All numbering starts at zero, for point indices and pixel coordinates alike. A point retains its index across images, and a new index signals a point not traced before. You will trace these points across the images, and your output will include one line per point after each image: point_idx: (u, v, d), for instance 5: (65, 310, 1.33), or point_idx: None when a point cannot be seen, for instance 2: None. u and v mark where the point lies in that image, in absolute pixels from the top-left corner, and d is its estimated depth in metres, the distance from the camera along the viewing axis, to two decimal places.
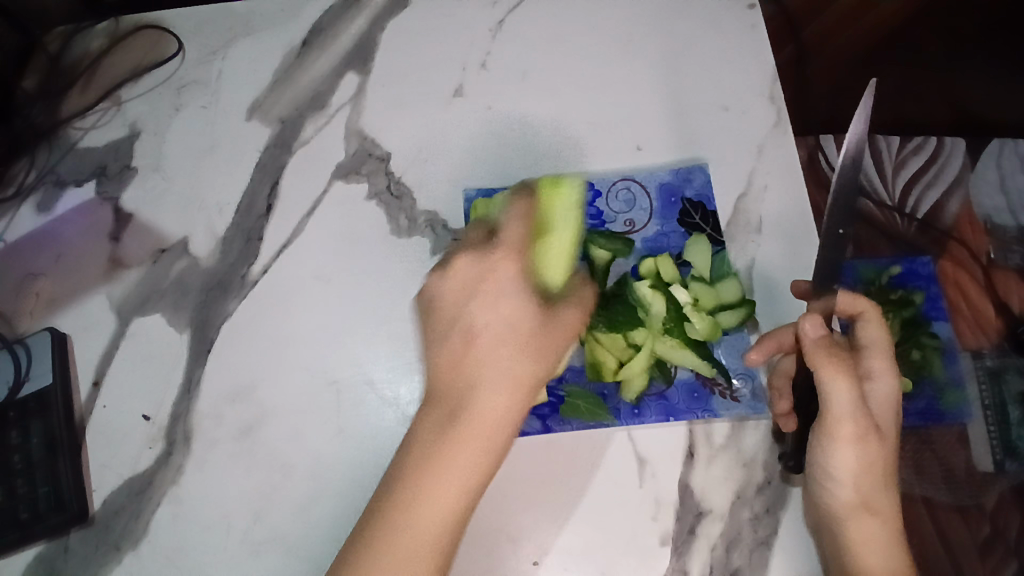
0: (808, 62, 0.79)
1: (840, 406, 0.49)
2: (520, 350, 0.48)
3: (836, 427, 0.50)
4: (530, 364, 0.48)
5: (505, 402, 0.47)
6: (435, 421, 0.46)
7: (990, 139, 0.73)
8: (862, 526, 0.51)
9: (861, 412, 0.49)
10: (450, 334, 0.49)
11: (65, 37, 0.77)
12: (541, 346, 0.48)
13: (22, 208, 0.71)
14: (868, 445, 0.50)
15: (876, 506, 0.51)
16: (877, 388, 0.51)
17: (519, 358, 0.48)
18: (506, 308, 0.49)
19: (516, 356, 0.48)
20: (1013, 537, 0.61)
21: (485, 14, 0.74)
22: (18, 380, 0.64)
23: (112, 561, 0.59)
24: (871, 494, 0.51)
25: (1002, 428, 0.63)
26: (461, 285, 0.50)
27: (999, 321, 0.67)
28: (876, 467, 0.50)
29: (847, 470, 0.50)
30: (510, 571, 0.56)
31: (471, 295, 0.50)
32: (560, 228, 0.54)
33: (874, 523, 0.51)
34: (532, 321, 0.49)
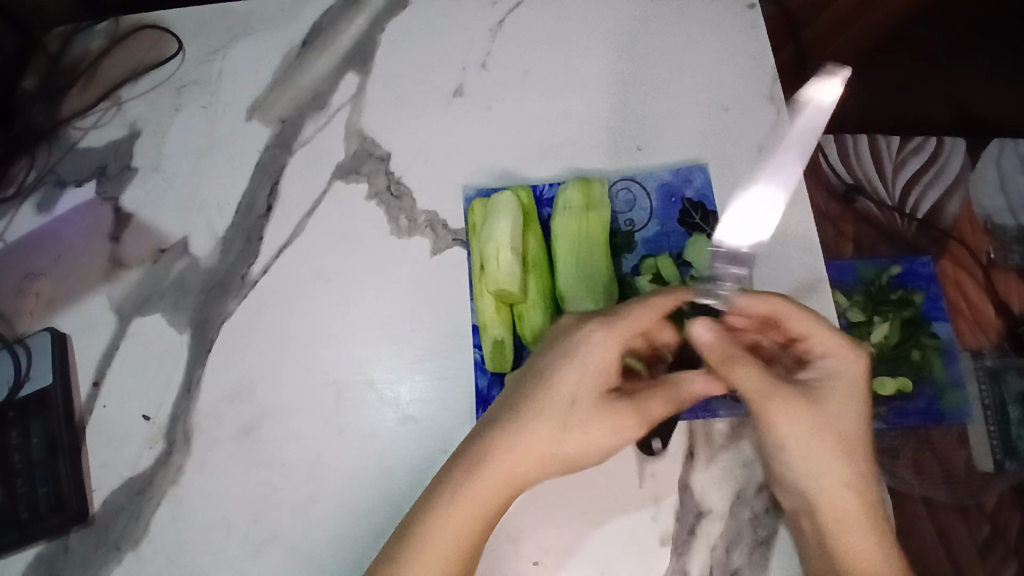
0: (812, 58, 0.78)
1: (749, 390, 0.52)
2: (663, 395, 0.52)
3: (761, 410, 0.52)
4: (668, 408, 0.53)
5: (635, 430, 0.52)
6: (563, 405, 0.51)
7: (991, 139, 0.74)
8: (863, 548, 0.50)
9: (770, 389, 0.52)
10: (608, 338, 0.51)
11: (66, 38, 0.77)
12: (684, 399, 0.53)
13: (22, 208, 0.71)
14: (844, 442, 0.52)
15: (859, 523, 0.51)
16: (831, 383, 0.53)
17: (670, 394, 0.53)
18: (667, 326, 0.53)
19: (652, 402, 0.52)
20: (1012, 536, 0.61)
21: (485, 14, 0.74)
22: (18, 380, 0.64)
23: (112, 561, 0.59)
24: (856, 498, 0.51)
25: (1002, 428, 0.63)
26: (637, 314, 0.51)
27: (999, 321, 0.67)
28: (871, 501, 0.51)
29: (822, 469, 0.52)
30: (509, 571, 0.56)
31: (642, 326, 0.52)
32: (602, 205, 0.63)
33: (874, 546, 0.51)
34: (674, 376, 0.53)
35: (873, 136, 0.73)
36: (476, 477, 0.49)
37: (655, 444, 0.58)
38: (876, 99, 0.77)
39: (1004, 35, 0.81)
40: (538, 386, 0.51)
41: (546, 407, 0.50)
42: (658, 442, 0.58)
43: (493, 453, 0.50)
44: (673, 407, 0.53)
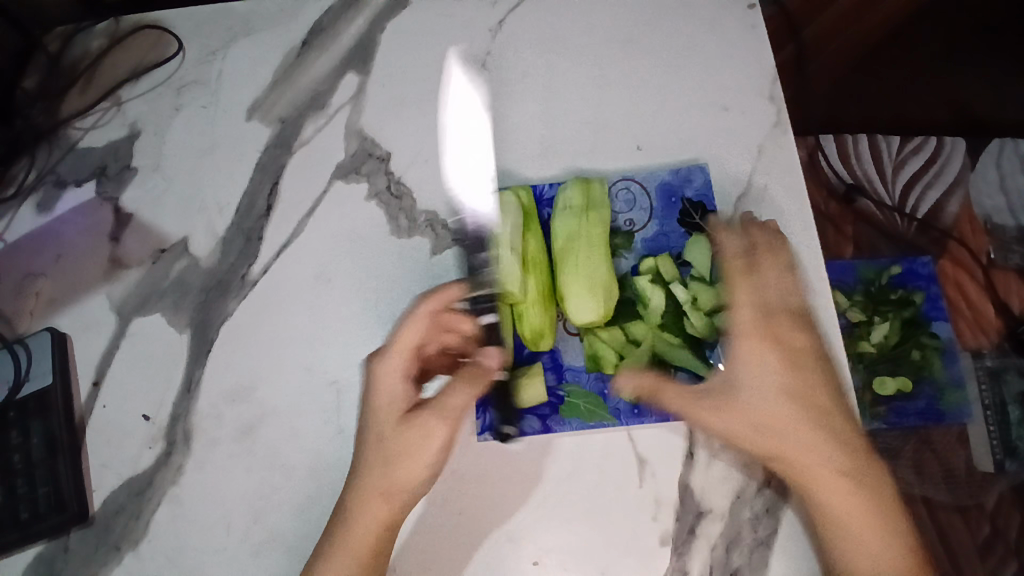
0: (812, 58, 0.77)
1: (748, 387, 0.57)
2: (464, 386, 0.57)
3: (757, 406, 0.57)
4: (477, 392, 0.57)
5: (449, 420, 0.56)
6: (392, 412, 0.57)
7: (990, 140, 0.74)
8: (829, 485, 0.55)
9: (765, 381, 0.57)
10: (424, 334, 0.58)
11: (66, 37, 0.77)
12: (482, 382, 0.58)
13: (22, 208, 0.71)
14: (775, 387, 0.57)
15: (821, 462, 0.55)
16: (794, 341, 0.58)
17: (468, 381, 0.57)
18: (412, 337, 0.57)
19: (453, 395, 0.57)
20: (1013, 537, 0.61)
21: (485, 14, 0.74)
22: (18, 380, 0.64)
23: (112, 561, 0.59)
24: (810, 437, 0.56)
25: (1002, 428, 0.63)
26: (401, 335, 0.57)
27: (999, 321, 0.67)
28: (833, 437, 0.56)
29: (772, 411, 0.56)
30: (510, 571, 0.56)
31: (415, 342, 0.57)
32: (602, 206, 0.63)
33: (842, 483, 0.55)
34: (473, 364, 0.59)
35: (873, 136, 0.73)
36: (371, 473, 0.56)
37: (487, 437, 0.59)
38: (877, 98, 0.77)
39: (1005, 35, 0.81)
40: (375, 396, 0.57)
41: (387, 412, 0.57)
42: (487, 437, 0.59)
43: (376, 458, 0.56)
44: (480, 388, 0.57)
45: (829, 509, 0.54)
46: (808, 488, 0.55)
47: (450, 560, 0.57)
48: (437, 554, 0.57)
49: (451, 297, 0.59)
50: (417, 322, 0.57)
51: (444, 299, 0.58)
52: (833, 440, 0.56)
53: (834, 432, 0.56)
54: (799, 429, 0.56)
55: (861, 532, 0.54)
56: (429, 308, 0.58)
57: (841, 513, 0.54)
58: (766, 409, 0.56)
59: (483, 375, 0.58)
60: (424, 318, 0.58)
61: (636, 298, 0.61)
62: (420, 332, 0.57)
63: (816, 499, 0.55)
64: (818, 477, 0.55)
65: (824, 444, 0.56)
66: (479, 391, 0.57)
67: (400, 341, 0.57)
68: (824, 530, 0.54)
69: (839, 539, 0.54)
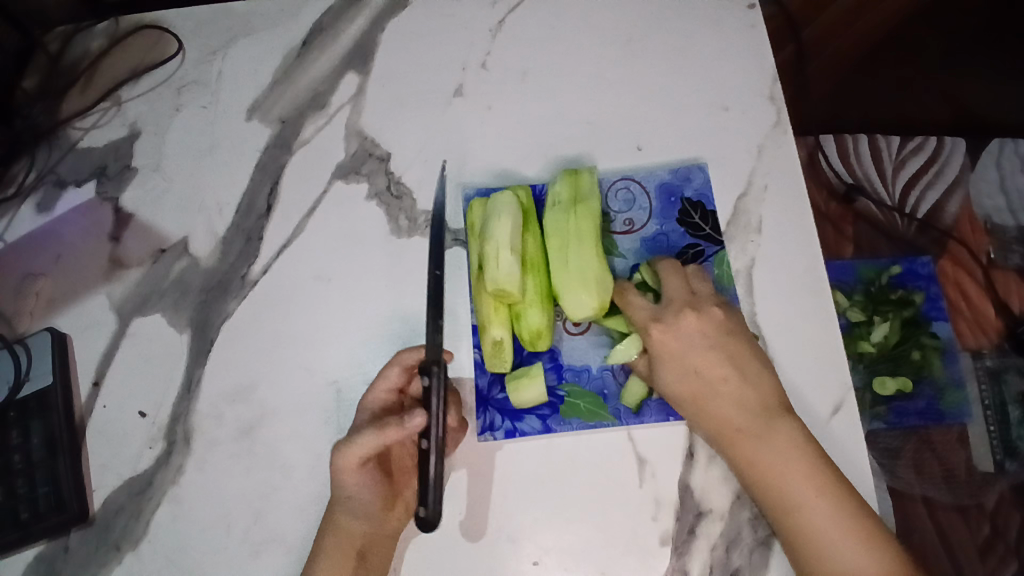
0: (810, 60, 0.78)
1: (682, 380, 0.55)
2: (367, 432, 0.53)
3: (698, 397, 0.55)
4: (375, 439, 0.53)
5: (350, 459, 0.54)
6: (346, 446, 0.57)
7: (990, 140, 0.74)
8: (744, 457, 0.53)
9: (700, 369, 0.55)
10: (388, 376, 0.58)
11: (66, 37, 0.77)
12: (381, 430, 0.53)
13: (22, 208, 0.71)
14: (711, 372, 0.55)
15: (732, 435, 0.53)
16: (688, 317, 0.56)
17: (374, 427, 0.53)
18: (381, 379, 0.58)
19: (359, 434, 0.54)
20: (1013, 537, 0.61)
21: (485, 13, 0.74)
22: (18, 380, 0.64)
23: (112, 561, 0.59)
24: (720, 411, 0.54)
25: (1002, 428, 0.63)
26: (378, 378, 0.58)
27: (1000, 321, 0.67)
28: (740, 406, 0.54)
29: (678, 395, 0.56)
30: (510, 571, 0.57)
31: (385, 385, 0.58)
32: (592, 198, 0.63)
33: (759, 452, 0.52)
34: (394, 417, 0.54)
35: (873, 136, 0.74)
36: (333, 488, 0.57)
37: (421, 513, 0.50)
38: (876, 98, 0.77)
39: (1003, 36, 0.81)
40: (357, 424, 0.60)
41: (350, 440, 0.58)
42: (422, 510, 0.50)
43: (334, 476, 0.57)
44: (384, 439, 0.53)
45: (788, 500, 0.50)
46: (730, 460, 0.54)
47: (451, 561, 0.57)
48: (439, 552, 0.57)
49: (416, 358, 0.58)
50: (387, 368, 0.58)
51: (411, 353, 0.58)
52: (735, 409, 0.54)
53: (738, 399, 0.54)
54: (705, 407, 0.54)
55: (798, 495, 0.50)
56: (399, 358, 0.58)
57: (769, 480, 0.51)
58: (677, 394, 0.56)
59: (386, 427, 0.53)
60: (394, 366, 0.58)
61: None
62: (386, 377, 0.57)
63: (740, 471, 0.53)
64: (733, 450, 0.53)
65: (739, 414, 0.54)
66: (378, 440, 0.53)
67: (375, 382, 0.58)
68: (766, 503, 0.52)
69: (777, 507, 0.51)
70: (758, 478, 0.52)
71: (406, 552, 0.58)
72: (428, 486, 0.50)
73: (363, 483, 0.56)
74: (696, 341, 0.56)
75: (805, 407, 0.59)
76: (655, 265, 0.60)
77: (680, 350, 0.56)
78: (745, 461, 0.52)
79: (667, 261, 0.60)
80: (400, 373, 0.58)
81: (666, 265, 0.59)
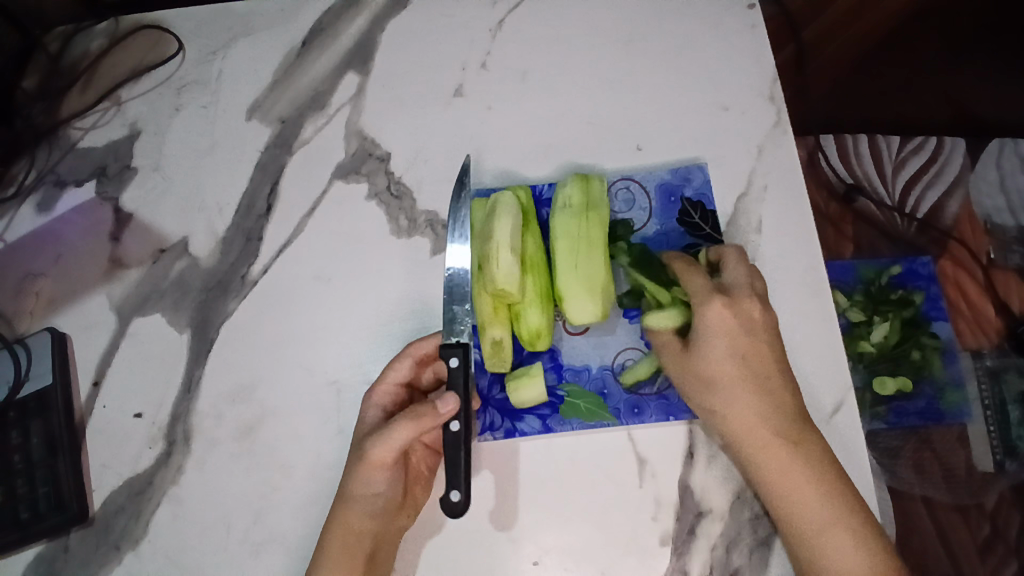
0: (810, 60, 0.78)
1: (720, 364, 0.53)
2: (403, 421, 0.51)
3: (733, 385, 0.53)
4: (412, 428, 0.51)
5: (382, 454, 0.52)
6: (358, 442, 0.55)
7: (990, 139, 0.74)
8: (772, 458, 0.52)
9: (743, 356, 0.53)
10: (398, 371, 0.57)
11: (66, 38, 0.77)
12: (417, 419, 0.51)
13: (22, 207, 0.71)
14: (752, 364, 0.54)
15: (765, 434, 0.53)
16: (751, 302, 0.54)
17: (409, 416, 0.52)
18: (393, 374, 0.57)
19: (391, 427, 0.52)
20: (1013, 538, 0.61)
21: (485, 14, 0.74)
22: (18, 380, 0.64)
23: (112, 561, 0.59)
24: (756, 407, 0.53)
25: (1002, 428, 0.63)
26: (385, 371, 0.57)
27: (1000, 321, 0.67)
28: (781, 409, 0.53)
29: (716, 376, 0.54)
30: (510, 571, 0.57)
31: (397, 380, 0.57)
32: (601, 205, 0.62)
33: (789, 456, 0.52)
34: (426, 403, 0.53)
35: (873, 136, 0.74)
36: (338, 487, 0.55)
37: (454, 499, 0.51)
38: (877, 97, 0.77)
39: (1003, 36, 0.81)
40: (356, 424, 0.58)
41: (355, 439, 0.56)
42: (456, 495, 0.51)
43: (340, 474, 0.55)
44: (421, 429, 0.51)
45: (799, 511, 0.51)
46: (751, 455, 0.53)
47: (450, 560, 0.57)
48: (440, 552, 0.57)
49: (429, 345, 0.57)
50: (397, 362, 0.57)
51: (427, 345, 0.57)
52: (775, 409, 0.53)
53: (776, 402, 0.53)
54: (740, 396, 0.53)
55: (811, 507, 0.50)
56: (411, 350, 0.57)
57: (784, 487, 0.51)
58: (713, 375, 0.54)
59: (422, 413, 0.51)
60: (404, 359, 0.57)
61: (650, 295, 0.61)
62: (398, 370, 0.57)
63: (759, 467, 0.53)
64: (762, 446, 0.52)
65: (776, 413, 0.53)
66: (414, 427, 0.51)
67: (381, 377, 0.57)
68: (777, 509, 0.52)
69: (786, 515, 0.51)
70: (774, 484, 0.52)
71: (405, 551, 0.58)
72: (460, 468, 0.52)
73: (386, 478, 0.53)
74: (744, 328, 0.54)
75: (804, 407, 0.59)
76: (720, 249, 0.58)
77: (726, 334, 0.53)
78: (768, 464, 0.52)
79: (733, 250, 0.58)
80: (411, 365, 0.57)
81: (734, 249, 0.57)
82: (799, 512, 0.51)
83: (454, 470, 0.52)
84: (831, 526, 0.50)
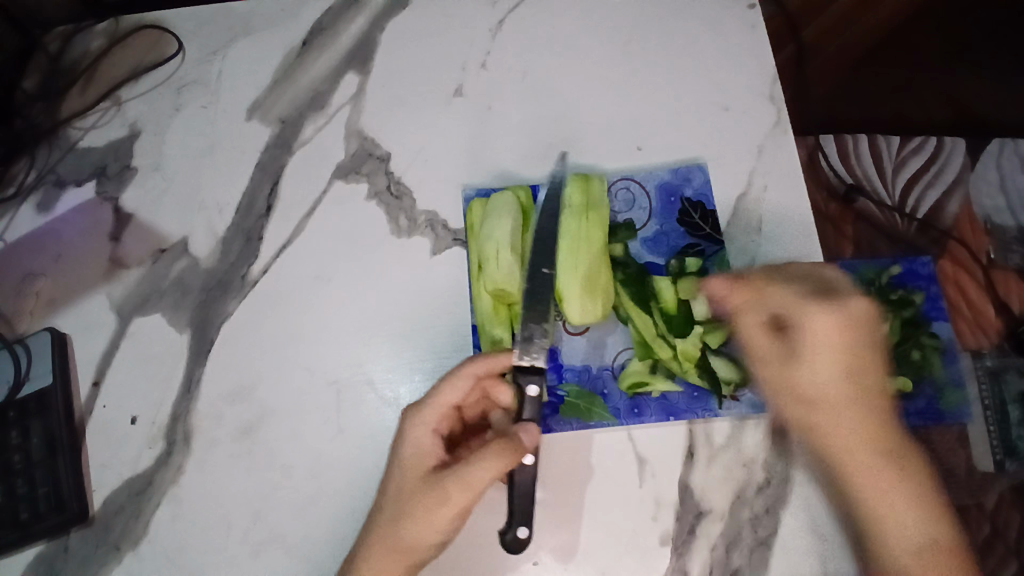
0: (809, 62, 0.78)
1: (819, 379, 0.55)
2: (496, 458, 0.49)
3: (836, 399, 0.55)
4: (507, 464, 0.49)
5: (467, 492, 0.49)
6: (412, 473, 0.51)
7: (991, 138, 0.73)
8: (869, 481, 0.54)
9: (845, 368, 0.55)
10: (453, 392, 0.53)
11: (66, 38, 0.77)
12: (513, 455, 0.50)
13: (22, 207, 0.71)
14: (842, 379, 0.55)
15: (868, 450, 0.54)
16: (859, 310, 0.55)
17: (503, 451, 0.50)
18: (450, 395, 0.53)
19: (478, 465, 0.49)
20: (1013, 538, 0.60)
21: (485, 14, 0.74)
22: (18, 380, 0.64)
23: (112, 561, 0.59)
24: (864, 422, 0.55)
25: (1002, 428, 0.62)
26: (441, 389, 0.53)
27: (999, 321, 0.67)
28: (880, 424, 0.55)
29: (829, 394, 0.55)
30: (510, 571, 0.56)
31: (452, 402, 0.53)
32: (601, 205, 0.63)
33: (887, 474, 0.54)
34: (509, 435, 0.51)
35: (873, 136, 0.73)
36: (384, 520, 0.51)
37: (523, 535, 0.52)
38: (876, 99, 0.77)
39: (999, 37, 0.82)
40: (397, 446, 0.53)
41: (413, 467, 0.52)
42: (525, 531, 0.52)
43: (389, 507, 0.51)
44: (512, 464, 0.50)
45: (891, 525, 0.53)
46: (851, 470, 0.54)
47: (451, 561, 0.57)
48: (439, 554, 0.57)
49: (503, 364, 0.54)
50: (458, 381, 0.53)
51: (495, 363, 0.54)
52: (874, 428, 0.55)
53: (874, 420, 0.55)
54: (848, 414, 0.55)
55: (904, 524, 0.53)
56: (472, 369, 0.53)
57: (876, 502, 0.53)
58: (822, 390, 0.55)
59: (514, 449, 0.50)
60: (467, 377, 0.53)
61: (649, 295, 0.62)
62: (457, 392, 0.53)
63: (858, 487, 0.54)
64: (865, 461, 0.54)
65: (874, 430, 0.55)
66: (507, 463, 0.50)
67: (437, 396, 0.53)
68: (869, 525, 0.54)
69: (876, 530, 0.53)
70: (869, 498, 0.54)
71: None
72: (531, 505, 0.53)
73: (454, 515, 0.50)
74: (841, 337, 0.55)
75: None
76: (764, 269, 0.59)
77: (828, 347, 0.55)
78: (864, 478, 0.54)
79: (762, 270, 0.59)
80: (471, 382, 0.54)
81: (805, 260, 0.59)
82: (899, 527, 0.53)
83: (524, 507, 0.52)
84: (919, 550, 0.52)
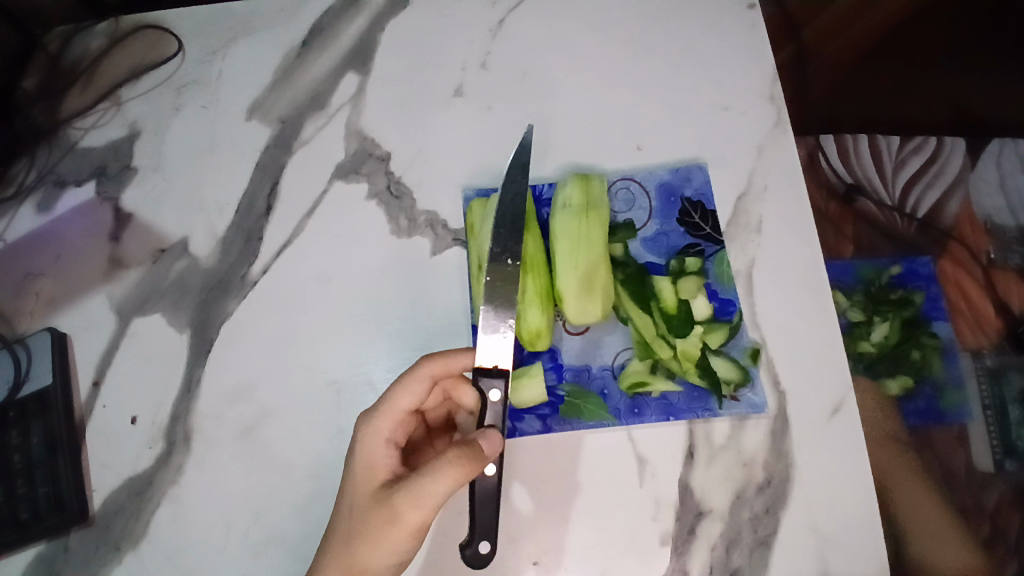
0: (809, 62, 0.78)
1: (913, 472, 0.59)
2: (448, 470, 0.47)
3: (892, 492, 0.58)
4: (461, 474, 0.47)
5: (419, 509, 0.48)
6: (368, 486, 0.51)
7: (991, 139, 0.73)
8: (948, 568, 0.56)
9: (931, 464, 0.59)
10: (408, 397, 0.52)
11: (66, 38, 0.77)
12: (468, 464, 0.47)
13: (22, 208, 0.71)
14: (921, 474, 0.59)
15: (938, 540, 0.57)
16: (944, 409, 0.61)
17: (455, 463, 0.47)
18: (404, 402, 0.52)
19: (429, 479, 0.47)
20: (1013, 538, 0.58)
21: (486, 13, 0.74)
22: (18, 380, 0.64)
23: (112, 561, 0.59)
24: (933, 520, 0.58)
25: (1003, 428, 0.61)
26: (395, 395, 0.52)
27: (1000, 321, 0.65)
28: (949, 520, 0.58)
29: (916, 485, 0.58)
30: (509, 570, 0.56)
31: (408, 406, 0.52)
32: (601, 205, 0.63)
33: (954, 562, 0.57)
34: (468, 442, 0.48)
35: (873, 136, 0.73)
36: (341, 538, 0.50)
37: (483, 550, 0.50)
38: (877, 98, 0.77)
39: (998, 38, 0.82)
40: (354, 458, 0.52)
41: (368, 479, 0.51)
42: (487, 546, 0.51)
43: (346, 522, 0.50)
44: (467, 476, 0.47)
45: None
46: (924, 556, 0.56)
47: (451, 561, 0.57)
48: (439, 554, 0.57)
49: (464, 363, 0.54)
50: (414, 385, 0.52)
51: (455, 363, 0.53)
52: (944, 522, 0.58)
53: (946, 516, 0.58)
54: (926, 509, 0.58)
55: None
56: (428, 371, 0.52)
57: None
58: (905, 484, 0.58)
59: (472, 459, 0.47)
60: (423, 379, 0.52)
61: (649, 295, 0.62)
62: (413, 395, 0.52)
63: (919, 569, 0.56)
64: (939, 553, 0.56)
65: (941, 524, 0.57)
66: (462, 475, 0.47)
67: (392, 402, 0.52)
68: None
69: None
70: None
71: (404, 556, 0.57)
72: (492, 517, 0.51)
73: (410, 533, 0.49)
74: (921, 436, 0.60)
75: (805, 408, 0.59)
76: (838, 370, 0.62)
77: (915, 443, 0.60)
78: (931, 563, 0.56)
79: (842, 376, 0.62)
80: (428, 384, 0.53)
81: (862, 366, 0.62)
82: None
83: (487, 520, 0.51)
84: None
